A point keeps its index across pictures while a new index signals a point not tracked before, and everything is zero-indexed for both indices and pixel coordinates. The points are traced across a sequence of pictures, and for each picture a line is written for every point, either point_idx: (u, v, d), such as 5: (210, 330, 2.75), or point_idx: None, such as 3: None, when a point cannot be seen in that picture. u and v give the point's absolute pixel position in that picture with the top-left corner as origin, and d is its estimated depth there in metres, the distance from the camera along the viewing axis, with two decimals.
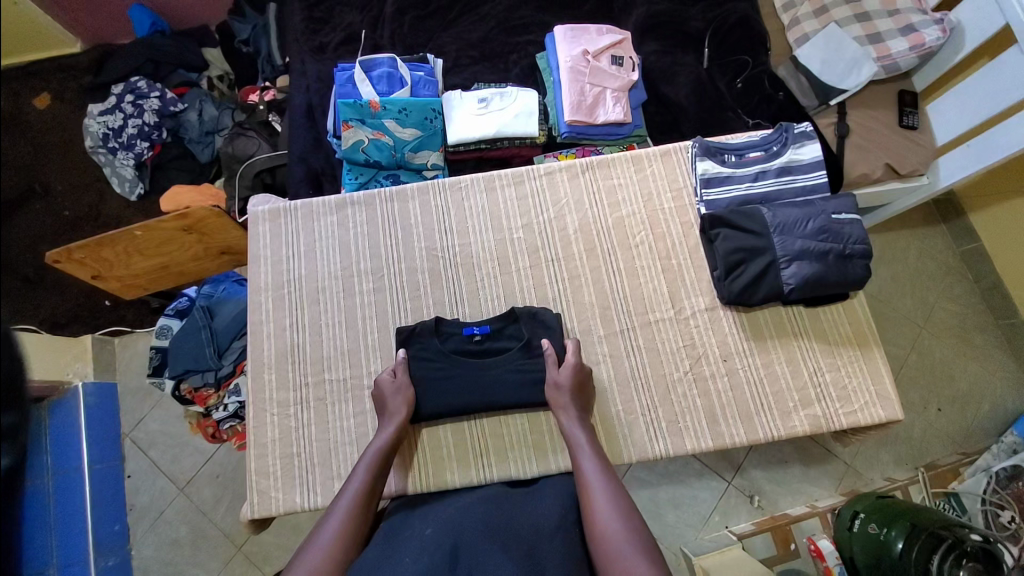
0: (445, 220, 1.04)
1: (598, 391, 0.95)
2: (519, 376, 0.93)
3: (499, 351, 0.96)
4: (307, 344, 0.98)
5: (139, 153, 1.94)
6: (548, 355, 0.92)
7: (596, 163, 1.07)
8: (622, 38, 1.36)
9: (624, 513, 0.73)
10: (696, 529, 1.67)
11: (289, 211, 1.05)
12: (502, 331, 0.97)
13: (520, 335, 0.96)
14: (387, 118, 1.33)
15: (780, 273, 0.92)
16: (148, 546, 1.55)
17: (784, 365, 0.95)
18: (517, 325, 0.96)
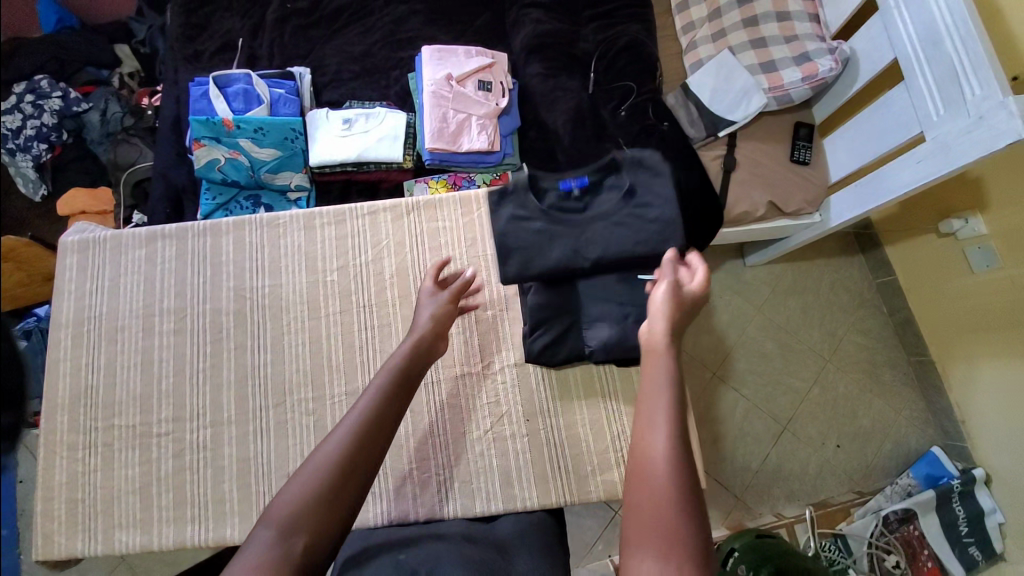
0: (257, 259, 1.00)
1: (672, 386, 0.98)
2: (626, 218, 0.91)
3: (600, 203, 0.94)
4: (101, 386, 0.96)
5: (37, 155, 1.82)
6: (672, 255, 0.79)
7: (423, 203, 1.02)
8: (491, 62, 1.31)
9: (689, 458, 0.59)
10: None
11: (97, 242, 1.02)
12: (600, 183, 0.95)
13: (621, 183, 0.95)
14: (242, 137, 1.28)
15: (582, 334, 0.92)
16: None
17: (587, 427, 0.92)
18: (617, 173, 0.94)
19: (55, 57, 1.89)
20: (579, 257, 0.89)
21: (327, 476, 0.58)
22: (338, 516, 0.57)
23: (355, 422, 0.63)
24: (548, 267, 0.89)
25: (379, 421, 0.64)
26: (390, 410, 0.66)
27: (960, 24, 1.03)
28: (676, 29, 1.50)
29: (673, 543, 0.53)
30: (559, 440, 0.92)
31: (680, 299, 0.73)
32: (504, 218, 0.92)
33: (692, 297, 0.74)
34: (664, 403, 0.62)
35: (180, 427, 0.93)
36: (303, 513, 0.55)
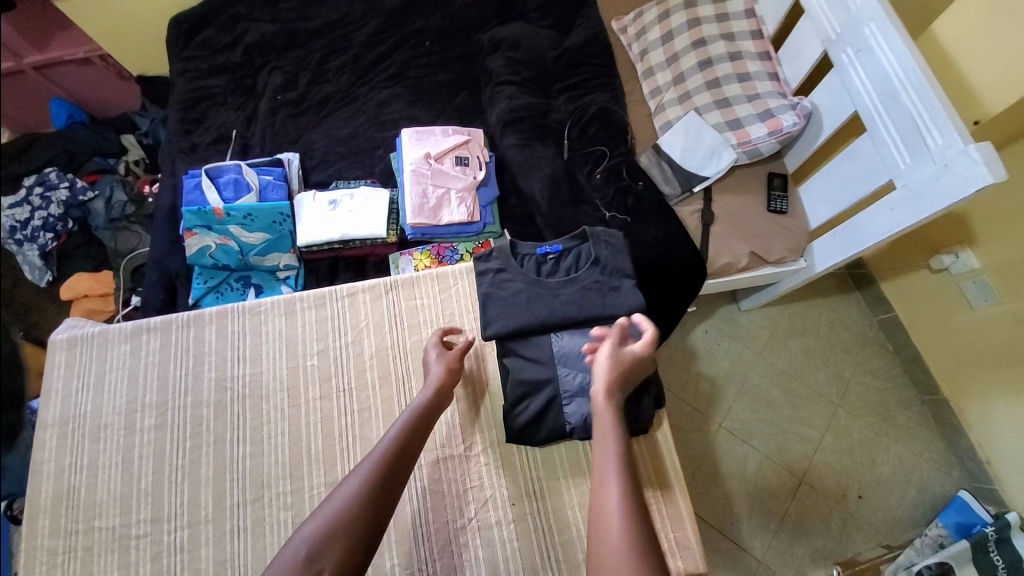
0: (239, 347, 1.01)
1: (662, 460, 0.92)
2: (584, 299, 0.94)
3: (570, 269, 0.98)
4: (83, 487, 0.95)
5: (43, 244, 1.89)
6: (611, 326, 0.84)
7: (400, 282, 1.04)
8: (468, 138, 1.35)
9: (630, 509, 0.65)
10: None
11: (85, 339, 1.04)
12: (570, 251, 1.00)
13: (589, 254, 0.99)
14: (232, 223, 1.33)
15: (563, 409, 0.88)
16: None
17: (576, 509, 0.88)
18: (588, 244, 0.99)
19: (67, 151, 2.01)
20: (550, 315, 0.93)
21: (358, 503, 0.68)
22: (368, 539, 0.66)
23: (372, 466, 0.72)
24: (532, 336, 0.93)
25: (400, 451, 0.75)
26: (407, 443, 0.76)
27: (913, 76, 1.07)
28: (645, 94, 1.58)
29: None
30: (545, 525, 0.87)
31: (621, 364, 0.79)
32: (486, 281, 0.98)
33: (631, 367, 0.80)
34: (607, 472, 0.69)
35: (158, 529, 0.90)
36: (326, 551, 0.64)
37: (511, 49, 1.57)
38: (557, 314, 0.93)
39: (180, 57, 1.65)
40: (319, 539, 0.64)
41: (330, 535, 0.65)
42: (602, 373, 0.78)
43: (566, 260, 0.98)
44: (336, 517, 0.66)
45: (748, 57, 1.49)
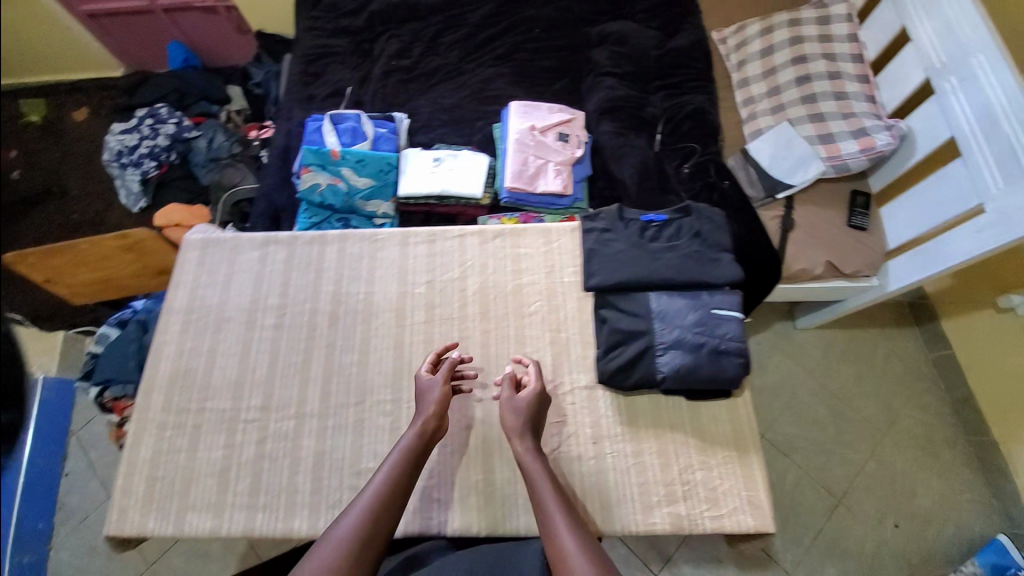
0: (356, 269, 1.10)
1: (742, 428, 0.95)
2: (683, 266, 0.99)
3: (672, 237, 1.03)
4: (200, 370, 1.02)
5: (145, 170, 2.09)
6: (506, 377, 0.93)
7: (507, 231, 1.11)
8: (571, 118, 1.45)
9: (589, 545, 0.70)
10: None
11: (219, 241, 1.14)
12: (673, 222, 1.06)
13: (691, 227, 1.04)
14: (344, 166, 1.45)
15: (656, 359, 0.93)
16: (65, 545, 1.77)
17: (654, 456, 0.93)
18: (690, 218, 1.05)
19: (178, 90, 2.22)
20: (649, 275, 0.98)
21: (347, 550, 0.70)
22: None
23: (363, 507, 0.75)
24: (633, 291, 0.99)
25: (390, 491, 0.78)
26: (397, 485, 0.79)
27: (1016, 105, 1.11)
28: (737, 101, 1.64)
29: None
30: (624, 467, 0.92)
31: (521, 411, 0.88)
32: (591, 239, 1.05)
33: (531, 406, 0.89)
34: (556, 516, 0.75)
35: (265, 416, 0.98)
36: None
37: (618, 44, 1.68)
38: (657, 274, 0.98)
39: (308, 17, 1.81)
40: None
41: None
42: (509, 425, 0.87)
43: (668, 228, 1.04)
44: (329, 558, 0.69)
45: (845, 80, 1.56)
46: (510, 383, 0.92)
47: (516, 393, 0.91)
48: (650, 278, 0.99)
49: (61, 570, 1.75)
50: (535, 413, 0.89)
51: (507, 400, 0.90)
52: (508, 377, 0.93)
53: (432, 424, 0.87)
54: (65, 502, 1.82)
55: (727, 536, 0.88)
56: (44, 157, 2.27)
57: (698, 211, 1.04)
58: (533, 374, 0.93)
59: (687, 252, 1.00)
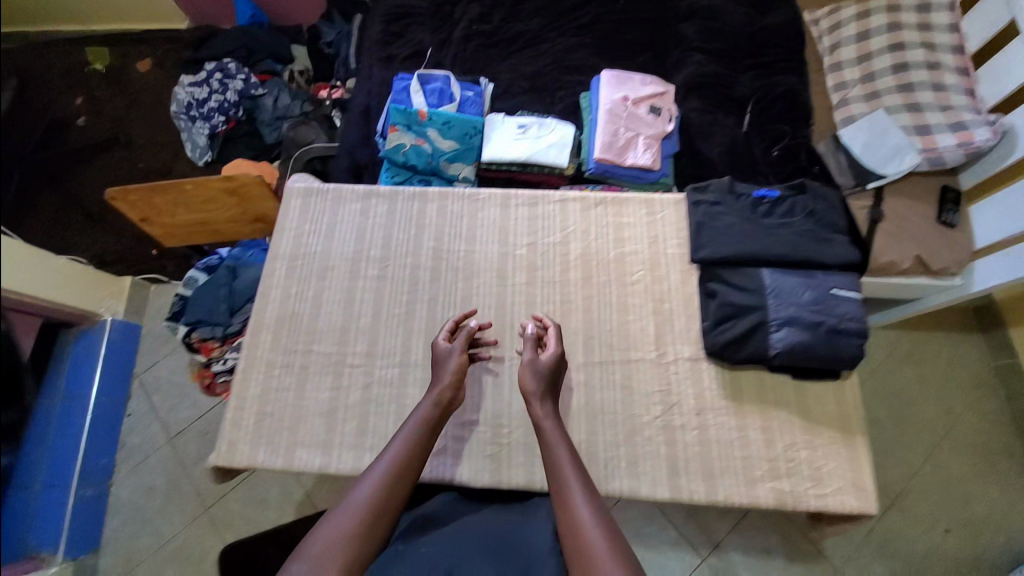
0: (456, 227, 1.11)
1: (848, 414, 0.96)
2: (796, 244, 0.98)
3: (785, 214, 1.03)
4: (306, 314, 1.05)
5: (214, 125, 2.11)
6: (529, 339, 0.94)
7: (610, 199, 1.11)
8: (664, 91, 1.43)
9: (605, 516, 0.72)
10: None
11: (321, 191, 1.16)
12: (787, 199, 1.04)
13: (805, 205, 1.03)
14: (431, 127, 1.44)
15: (769, 335, 0.92)
16: (123, 484, 1.80)
17: (759, 432, 0.94)
18: (805, 196, 1.04)
19: (246, 47, 2.21)
20: (763, 249, 0.97)
21: (364, 514, 0.71)
22: (376, 544, 0.71)
23: (381, 473, 0.77)
24: (746, 264, 0.98)
25: (406, 459, 0.79)
26: (412, 452, 0.80)
27: None
28: (828, 87, 1.60)
29: None
30: (728, 440, 0.93)
31: (542, 376, 0.90)
32: (701, 211, 1.04)
33: (550, 371, 0.91)
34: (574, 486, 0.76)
35: (371, 362, 1.00)
36: (335, 556, 0.66)
37: (708, 20, 1.64)
38: (769, 250, 0.97)
39: None
40: (330, 545, 0.67)
41: (338, 546, 0.67)
42: (530, 390, 0.88)
43: (782, 205, 1.03)
44: (349, 520, 0.71)
45: (945, 71, 1.50)
46: (532, 347, 0.93)
47: (537, 358, 0.92)
48: (763, 254, 0.97)
49: (118, 508, 1.77)
50: (554, 378, 0.90)
51: (529, 364, 0.91)
52: (531, 340, 0.94)
53: (448, 394, 0.89)
54: (127, 442, 1.85)
55: (831, 513, 0.90)
56: (107, 103, 2.25)
57: (814, 189, 1.03)
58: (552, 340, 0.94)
59: (801, 230, 0.99)
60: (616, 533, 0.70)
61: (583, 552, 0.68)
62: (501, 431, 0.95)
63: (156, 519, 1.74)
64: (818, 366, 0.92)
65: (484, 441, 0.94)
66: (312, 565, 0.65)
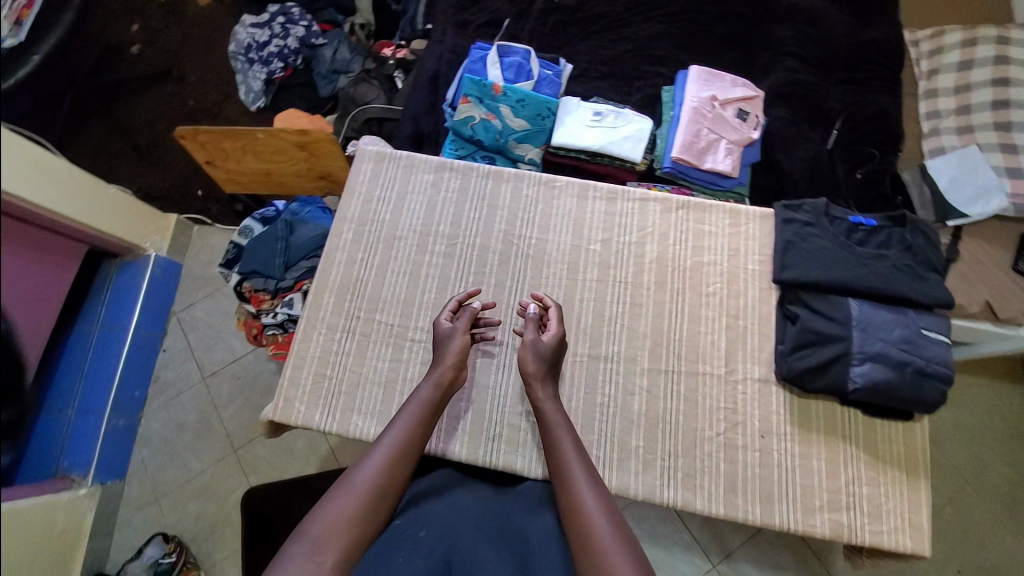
0: (530, 212, 1.07)
1: (915, 455, 0.95)
2: (889, 279, 0.94)
3: (880, 244, 1.00)
4: (370, 282, 1.04)
5: (272, 71, 2.05)
6: (531, 317, 0.94)
7: (694, 204, 1.06)
8: (754, 95, 1.37)
9: (605, 500, 0.74)
10: None
11: (393, 157, 1.12)
12: (883, 230, 1.01)
13: (903, 239, 0.99)
14: (504, 103, 1.38)
15: (850, 369, 0.90)
16: (156, 418, 1.85)
17: (823, 461, 0.93)
18: (903, 229, 1.00)
19: None
20: (855, 278, 0.94)
21: (366, 493, 0.72)
22: (378, 524, 0.72)
23: (385, 451, 0.78)
24: (835, 291, 0.94)
25: (407, 438, 0.80)
26: (414, 430, 0.81)
27: None
28: (919, 113, 1.51)
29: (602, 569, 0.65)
30: (789, 464, 0.93)
31: (543, 356, 0.91)
32: (791, 231, 1.01)
33: (551, 353, 0.92)
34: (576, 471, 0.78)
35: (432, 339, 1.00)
36: (338, 535, 0.67)
37: (805, 24, 1.58)
38: (861, 279, 0.93)
39: None
40: (333, 525, 0.68)
41: (340, 526, 0.68)
42: (529, 369, 0.89)
43: (877, 235, 1.01)
44: (352, 499, 0.71)
45: None
46: (535, 325, 0.94)
47: (538, 336, 0.93)
48: (852, 282, 0.93)
49: (148, 440, 1.83)
50: (553, 357, 0.91)
51: (530, 343, 0.91)
52: (534, 318, 0.95)
53: (450, 375, 0.89)
54: (160, 376, 1.89)
55: (884, 550, 0.90)
56: (164, 36, 2.20)
57: (915, 223, 1.00)
58: (553, 317, 0.94)
59: (894, 266, 0.96)
60: (617, 513, 0.72)
61: (584, 531, 0.70)
62: None
63: (185, 455, 1.81)
64: (883, 405, 0.92)
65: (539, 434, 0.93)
66: (315, 545, 0.65)
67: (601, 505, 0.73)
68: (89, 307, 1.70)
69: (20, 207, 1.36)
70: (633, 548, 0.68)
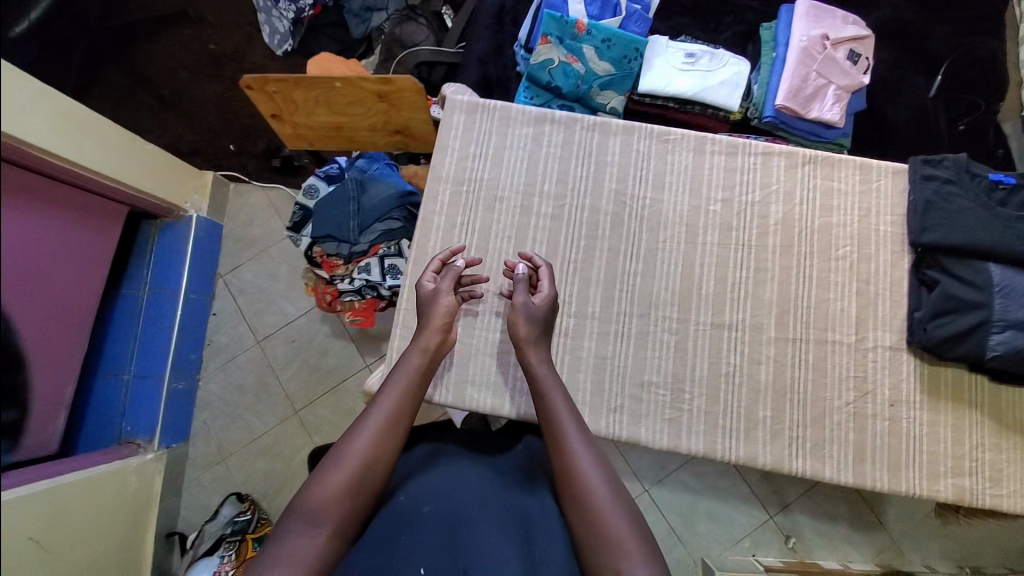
0: (643, 168, 0.98)
1: None
2: None
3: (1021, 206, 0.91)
4: (474, 248, 0.97)
5: (301, 9, 1.81)
6: (524, 279, 0.88)
7: (822, 158, 0.99)
8: (866, 35, 1.25)
9: (600, 461, 0.73)
10: (723, 546, 1.43)
11: (487, 108, 1.01)
12: None
13: None
14: (587, 44, 1.25)
15: (989, 338, 0.86)
16: (212, 381, 1.79)
17: (949, 429, 0.92)
18: None
19: None
20: (1003, 243, 0.87)
21: (359, 466, 0.71)
22: (371, 493, 0.72)
23: (377, 424, 0.75)
24: (981, 254, 0.87)
25: (398, 410, 0.77)
26: (404, 400, 0.79)
27: None
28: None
29: (595, 528, 0.67)
30: (911, 429, 0.92)
31: (534, 318, 0.86)
32: (925, 191, 0.94)
33: (544, 314, 0.88)
34: (573, 435, 0.76)
35: None
36: (332, 508, 0.68)
37: None
38: (1007, 244, 0.86)
39: None
40: (327, 499, 0.68)
41: (335, 500, 0.68)
42: (517, 333, 0.85)
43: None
44: (346, 474, 0.71)
45: None
46: (525, 288, 0.88)
47: (529, 298, 0.88)
48: (997, 246, 0.87)
49: (208, 402, 1.78)
50: (542, 319, 0.87)
51: (521, 306, 0.86)
52: (525, 279, 0.89)
53: (436, 339, 0.86)
54: (215, 339, 1.82)
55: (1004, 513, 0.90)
56: None
57: None
58: (545, 280, 0.89)
59: None
60: (611, 473, 0.73)
61: (581, 492, 0.71)
62: (682, 397, 0.91)
63: (249, 416, 1.76)
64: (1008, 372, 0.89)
65: (663, 405, 0.91)
66: (310, 518, 0.67)
67: (597, 465, 0.72)
68: (138, 269, 1.64)
69: (42, 160, 1.20)
70: (625, 507, 0.69)
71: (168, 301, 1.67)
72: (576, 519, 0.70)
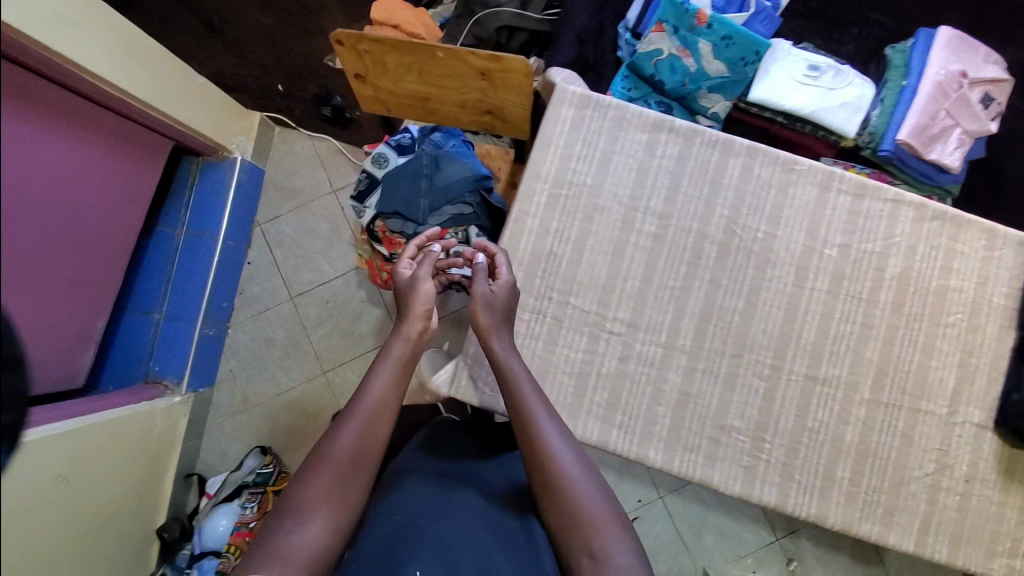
0: (761, 198, 0.91)
1: None
2: None
3: None
4: (566, 258, 0.90)
5: None
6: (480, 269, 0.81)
7: (953, 215, 0.91)
8: (1005, 78, 1.13)
9: (571, 446, 0.69)
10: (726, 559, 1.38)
11: (600, 105, 0.92)
12: None
13: None
14: (705, 39, 1.13)
15: None
16: (240, 332, 1.73)
17: (1016, 513, 0.90)
18: None
19: None
20: None
21: (341, 467, 0.67)
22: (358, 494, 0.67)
23: (357, 421, 0.70)
24: None
25: (379, 403, 0.72)
26: (388, 393, 0.73)
27: None
28: None
29: (573, 514, 0.64)
30: (979, 507, 0.90)
31: (492, 306, 0.79)
32: None
33: (505, 303, 0.80)
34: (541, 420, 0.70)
35: (632, 334, 0.89)
36: (317, 512, 0.64)
37: None
38: None
39: None
40: (311, 502, 0.64)
41: (321, 502, 0.64)
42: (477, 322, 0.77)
43: None
44: (330, 475, 0.66)
45: None
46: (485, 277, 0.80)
47: (489, 286, 0.80)
48: None
49: (237, 352, 1.72)
50: (502, 308, 0.80)
51: (479, 293, 0.79)
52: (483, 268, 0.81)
53: (419, 327, 0.79)
54: (246, 289, 1.75)
55: None
56: None
57: None
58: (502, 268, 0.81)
59: None
60: (584, 457, 0.68)
61: (554, 479, 0.66)
62: (762, 447, 0.88)
63: (277, 371, 1.72)
64: None
65: (742, 451, 0.88)
66: (294, 519, 0.63)
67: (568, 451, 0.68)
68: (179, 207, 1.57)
69: (99, 90, 1.08)
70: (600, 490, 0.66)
71: (204, 244, 1.59)
72: (549, 504, 0.65)
